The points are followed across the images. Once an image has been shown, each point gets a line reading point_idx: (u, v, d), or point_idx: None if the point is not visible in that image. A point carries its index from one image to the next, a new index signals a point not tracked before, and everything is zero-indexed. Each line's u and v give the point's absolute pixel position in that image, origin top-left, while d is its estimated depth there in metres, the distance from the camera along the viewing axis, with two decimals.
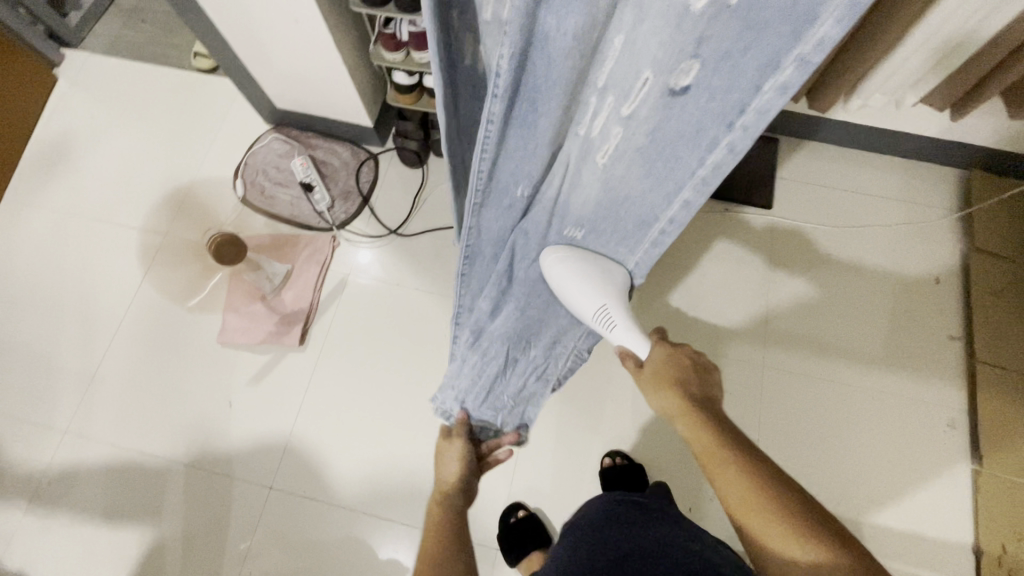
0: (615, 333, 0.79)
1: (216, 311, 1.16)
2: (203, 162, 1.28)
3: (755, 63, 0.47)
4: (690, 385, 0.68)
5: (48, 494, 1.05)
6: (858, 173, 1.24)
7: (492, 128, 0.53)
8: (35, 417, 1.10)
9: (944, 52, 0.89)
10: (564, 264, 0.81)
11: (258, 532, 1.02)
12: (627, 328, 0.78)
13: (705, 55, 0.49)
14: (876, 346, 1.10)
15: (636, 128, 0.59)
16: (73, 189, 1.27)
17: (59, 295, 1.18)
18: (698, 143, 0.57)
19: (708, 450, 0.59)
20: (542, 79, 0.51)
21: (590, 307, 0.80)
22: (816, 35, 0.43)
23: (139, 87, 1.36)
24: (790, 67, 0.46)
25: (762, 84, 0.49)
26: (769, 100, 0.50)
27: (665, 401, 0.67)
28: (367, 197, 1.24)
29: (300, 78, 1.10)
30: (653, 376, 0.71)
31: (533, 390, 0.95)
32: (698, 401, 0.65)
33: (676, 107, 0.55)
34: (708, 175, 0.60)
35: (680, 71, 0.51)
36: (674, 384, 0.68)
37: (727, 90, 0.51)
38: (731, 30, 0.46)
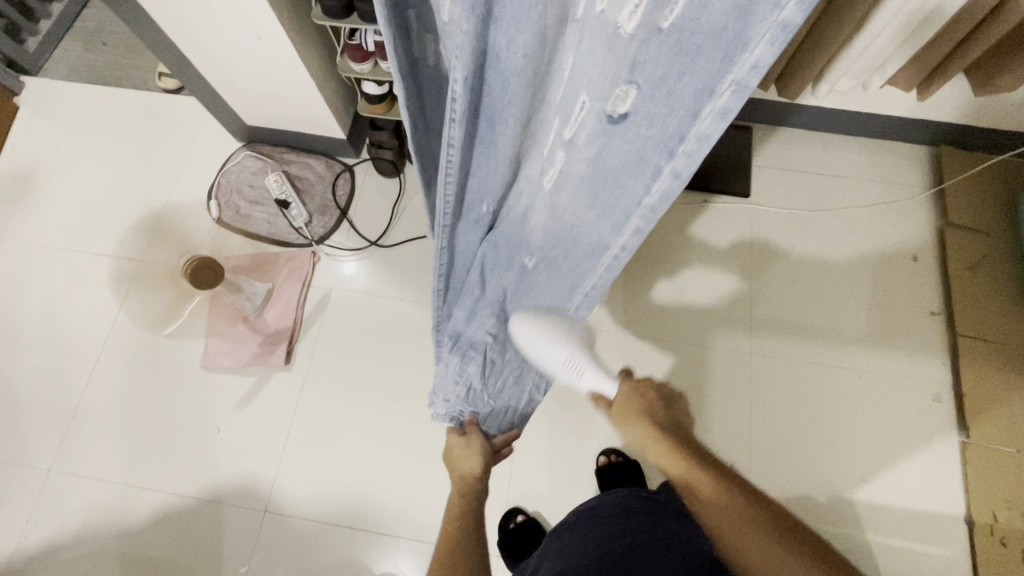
0: (585, 378, 0.66)
1: (199, 336, 1.14)
2: (175, 183, 1.26)
3: (692, 88, 0.44)
4: (658, 414, 0.60)
5: (36, 534, 1.02)
6: (832, 156, 1.25)
7: (454, 150, 0.54)
8: (16, 458, 1.07)
9: (907, 34, 0.90)
10: (529, 326, 0.72)
11: (255, 557, 1.00)
12: (597, 376, 0.66)
13: (640, 81, 0.47)
14: (859, 326, 1.12)
15: (579, 153, 0.58)
16: (42, 219, 1.24)
17: (34, 329, 1.15)
18: (642, 170, 0.53)
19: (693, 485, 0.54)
20: (495, 103, 0.52)
21: (555, 357, 0.68)
22: (748, 60, 0.39)
23: (104, 111, 1.33)
24: (726, 93, 0.42)
25: (700, 109, 0.44)
26: (708, 127, 0.45)
27: (633, 432, 0.59)
28: (345, 210, 1.22)
29: (269, 93, 1.08)
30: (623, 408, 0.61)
31: (510, 393, 0.89)
32: (671, 434, 0.57)
33: (618, 133, 0.52)
34: (656, 202, 0.55)
35: (619, 95, 0.49)
36: (644, 417, 0.59)
37: (666, 114, 0.47)
38: (664, 56, 0.43)
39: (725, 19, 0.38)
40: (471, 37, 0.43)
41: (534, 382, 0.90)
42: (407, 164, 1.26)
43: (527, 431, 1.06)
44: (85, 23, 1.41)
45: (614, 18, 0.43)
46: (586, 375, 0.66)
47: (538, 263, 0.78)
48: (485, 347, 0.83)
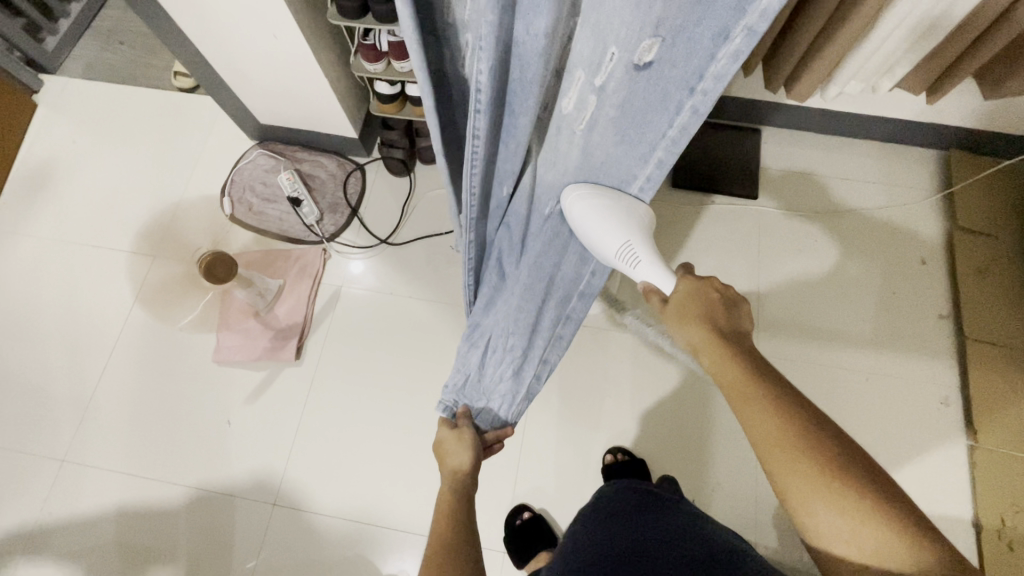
0: (640, 269, 0.69)
1: (211, 330, 1.16)
2: (189, 180, 1.28)
3: (710, 32, 0.47)
4: (716, 318, 0.61)
5: (49, 524, 1.04)
6: (840, 159, 1.25)
7: (478, 143, 0.55)
8: (31, 448, 1.09)
9: (916, 37, 0.90)
10: (587, 198, 0.68)
11: (263, 551, 1.01)
12: (653, 264, 0.68)
13: (664, 35, 0.48)
14: (867, 327, 1.12)
15: (607, 100, 0.56)
16: (59, 215, 1.26)
17: (49, 323, 1.17)
18: (665, 109, 0.55)
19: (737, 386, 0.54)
20: (518, 82, 0.53)
21: (613, 243, 0.68)
22: (759, 6, 0.43)
23: (120, 109, 1.35)
24: (739, 36, 0.46)
25: (716, 51, 0.48)
26: (724, 67, 0.49)
27: (688, 333, 0.61)
28: (356, 208, 1.24)
29: (283, 92, 1.10)
30: (678, 309, 0.63)
31: (506, 387, 0.89)
32: (725, 336, 0.58)
33: (642, 80, 0.53)
34: (677, 136, 0.58)
35: (643, 47, 0.50)
36: (701, 317, 0.61)
37: (688, 57, 0.50)
38: (686, 5, 0.46)
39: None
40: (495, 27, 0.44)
41: (534, 375, 0.90)
42: (417, 163, 1.27)
43: (534, 429, 1.07)
44: (103, 23, 1.44)
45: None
46: (640, 266, 0.69)
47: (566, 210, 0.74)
48: (494, 333, 0.85)
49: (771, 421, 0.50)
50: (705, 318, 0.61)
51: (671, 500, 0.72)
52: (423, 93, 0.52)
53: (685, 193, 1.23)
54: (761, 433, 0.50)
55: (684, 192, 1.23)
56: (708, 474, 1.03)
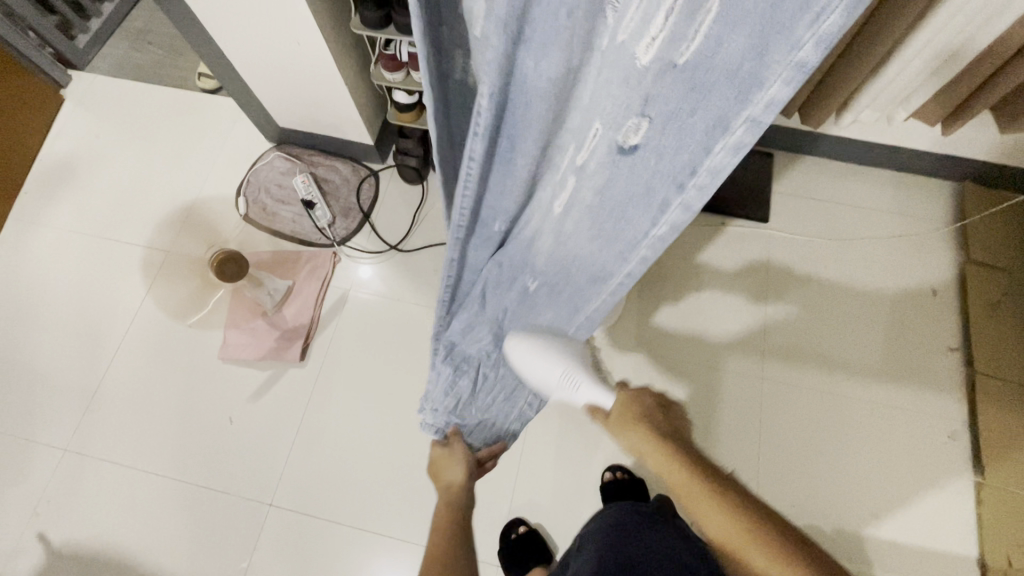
0: (579, 393, 0.73)
1: (219, 328, 1.17)
2: (205, 179, 1.30)
3: (705, 123, 0.42)
4: (655, 421, 0.63)
5: (47, 512, 1.05)
6: (853, 186, 1.25)
7: (473, 165, 0.53)
8: (36, 436, 1.10)
9: (933, 69, 0.91)
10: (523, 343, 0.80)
11: (257, 552, 1.01)
12: (590, 386, 0.73)
13: (651, 115, 0.46)
14: (874, 357, 1.11)
15: (588, 179, 0.57)
16: (79, 207, 1.29)
17: (62, 313, 1.19)
18: (650, 203, 0.53)
19: (690, 489, 0.55)
20: (517, 123, 0.51)
21: (551, 372, 0.76)
22: (764, 98, 0.38)
23: (144, 107, 1.38)
24: (739, 128, 0.41)
25: (713, 143, 0.43)
26: (721, 160, 0.44)
27: (631, 438, 0.63)
28: (368, 214, 1.25)
29: (304, 97, 1.12)
30: (618, 416, 0.66)
31: (502, 411, 0.92)
32: (666, 435, 0.61)
33: (629, 163, 0.52)
34: (666, 234, 0.56)
35: (631, 128, 0.48)
36: (641, 422, 0.63)
37: (677, 148, 0.46)
38: (677, 92, 0.43)
39: (739, 59, 0.37)
40: (500, 55, 0.41)
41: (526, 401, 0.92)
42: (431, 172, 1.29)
43: (534, 442, 1.06)
44: (133, 23, 1.48)
45: (630, 51, 0.42)
46: (581, 389, 0.74)
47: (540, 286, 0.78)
48: (481, 361, 0.89)
49: (729, 519, 0.51)
50: (645, 423, 0.63)
51: (663, 518, 0.75)
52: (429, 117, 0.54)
53: (696, 213, 1.23)
54: (726, 533, 0.51)
55: (694, 213, 1.23)
56: None
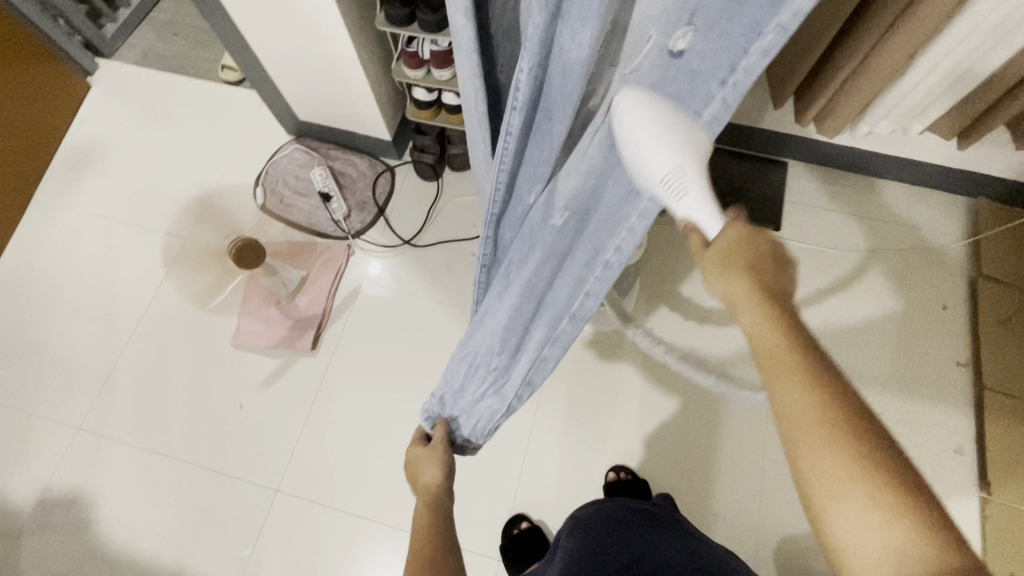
0: (686, 201, 0.49)
1: (233, 314, 1.19)
2: (225, 169, 1.32)
3: (740, 27, 0.41)
4: (764, 274, 0.46)
5: (58, 489, 1.07)
6: (867, 198, 1.25)
7: (510, 140, 0.52)
8: (51, 414, 1.12)
9: (948, 84, 0.92)
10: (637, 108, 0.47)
11: (261, 537, 1.03)
12: (698, 196, 0.49)
13: (697, 25, 0.43)
14: (881, 367, 1.11)
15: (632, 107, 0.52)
16: (101, 191, 1.31)
17: (81, 294, 1.21)
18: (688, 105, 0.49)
19: (785, 363, 0.42)
20: (558, 93, 0.49)
21: (652, 170, 0.49)
22: (791, 6, 0.38)
23: (169, 96, 1.41)
24: (769, 34, 0.41)
25: (747, 46, 0.42)
26: (751, 63, 0.43)
27: (726, 284, 0.46)
28: (383, 208, 1.27)
29: (326, 91, 1.14)
30: (716, 253, 0.48)
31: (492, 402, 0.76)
32: (776, 295, 0.45)
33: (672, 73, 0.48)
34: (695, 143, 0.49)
35: (677, 34, 0.44)
36: (747, 267, 0.46)
37: (716, 50, 0.43)
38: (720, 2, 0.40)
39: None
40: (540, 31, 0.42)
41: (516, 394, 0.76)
42: (446, 169, 1.30)
43: (539, 439, 1.07)
44: (161, 15, 1.51)
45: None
46: (686, 199, 0.50)
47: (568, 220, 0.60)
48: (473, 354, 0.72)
49: (816, 401, 0.40)
50: (753, 268, 0.46)
51: (665, 515, 0.76)
52: (473, 97, 0.54)
53: None
54: (801, 413, 0.40)
55: None
56: (711, 500, 1.02)
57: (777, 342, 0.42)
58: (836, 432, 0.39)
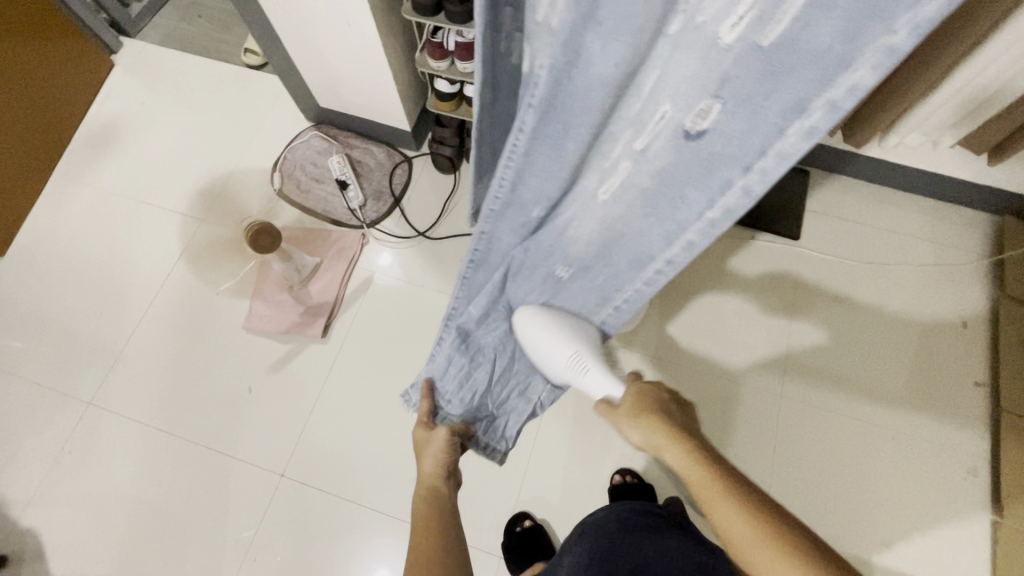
0: (587, 377, 0.75)
1: (246, 298, 1.19)
2: (243, 152, 1.32)
3: (779, 106, 0.41)
4: (671, 415, 0.62)
5: (66, 462, 1.07)
6: (890, 211, 1.23)
7: (521, 138, 0.51)
8: (62, 388, 1.13)
9: (982, 99, 0.89)
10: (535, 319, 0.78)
11: (263, 522, 1.03)
12: (598, 374, 0.75)
13: (725, 97, 0.43)
14: (896, 385, 1.09)
15: (646, 165, 0.54)
16: (120, 169, 1.32)
17: (96, 271, 1.22)
18: (708, 183, 0.51)
19: (707, 487, 0.53)
20: (577, 110, 0.48)
21: (560, 354, 0.77)
22: (847, 80, 0.37)
23: (190, 77, 1.41)
24: (817, 111, 0.40)
25: (785, 126, 0.42)
26: (793, 144, 0.43)
27: (646, 427, 0.61)
28: (399, 199, 1.26)
29: (348, 79, 1.14)
30: (630, 406, 0.65)
31: (511, 405, 0.90)
32: (683, 428, 0.60)
33: (692, 149, 0.49)
34: (718, 218, 0.54)
35: (700, 110, 0.45)
36: (653, 410, 0.62)
37: (747, 128, 0.44)
38: (755, 73, 0.40)
39: (830, 41, 0.35)
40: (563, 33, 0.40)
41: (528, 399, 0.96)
42: (464, 163, 1.29)
43: (546, 438, 1.06)
44: None
45: (712, 30, 0.40)
46: (588, 374, 0.75)
47: (573, 275, 0.75)
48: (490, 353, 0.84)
49: (744, 513, 0.49)
50: (663, 412, 0.62)
51: (673, 519, 0.75)
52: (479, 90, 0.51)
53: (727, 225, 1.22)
54: (734, 526, 0.49)
55: None
56: None
57: (703, 474, 0.53)
58: (778, 538, 0.47)
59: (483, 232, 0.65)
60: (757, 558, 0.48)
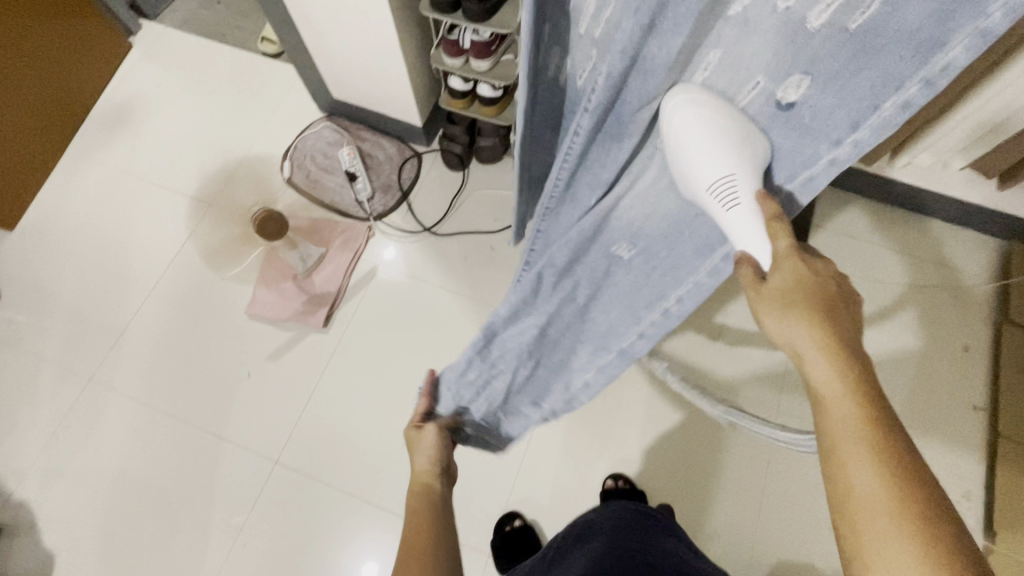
0: (736, 212, 0.44)
1: (249, 284, 1.19)
2: (255, 140, 1.33)
3: (871, 81, 0.37)
4: (830, 312, 0.42)
5: (64, 437, 1.08)
6: (898, 230, 1.22)
7: (576, 141, 0.44)
8: (63, 364, 1.14)
9: (994, 123, 0.89)
10: (693, 105, 0.42)
11: (254, 508, 1.03)
12: (750, 214, 0.44)
13: (816, 75, 0.38)
14: (895, 405, 1.09)
15: (732, 133, 0.45)
16: (132, 150, 1.33)
17: (102, 250, 1.23)
18: (792, 159, 0.44)
19: (845, 433, 0.39)
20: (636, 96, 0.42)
21: (702, 180, 0.44)
22: (941, 61, 0.33)
23: (207, 62, 1.42)
24: (912, 89, 0.36)
25: (879, 102, 0.38)
26: (886, 120, 0.38)
27: (790, 328, 0.43)
28: (407, 193, 1.27)
29: (362, 72, 1.14)
30: (780, 289, 0.43)
31: (519, 415, 0.80)
32: (846, 338, 0.41)
33: (778, 125, 0.43)
34: (797, 192, 0.46)
35: (790, 82, 0.40)
36: (813, 304, 0.42)
37: (833, 107, 0.39)
38: (842, 57, 0.36)
39: (920, 25, 0.32)
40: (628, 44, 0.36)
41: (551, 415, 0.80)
42: (474, 161, 1.30)
43: (541, 439, 1.06)
44: None
45: (800, 15, 0.35)
46: (735, 212, 0.44)
47: (637, 257, 0.57)
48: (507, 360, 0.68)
49: (887, 488, 0.36)
50: (822, 313, 0.42)
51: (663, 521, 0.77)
52: None
53: None
54: (867, 496, 0.37)
55: None
56: (706, 519, 1.01)
57: (850, 404, 0.39)
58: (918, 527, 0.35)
59: (537, 231, 0.56)
60: (870, 505, 0.37)
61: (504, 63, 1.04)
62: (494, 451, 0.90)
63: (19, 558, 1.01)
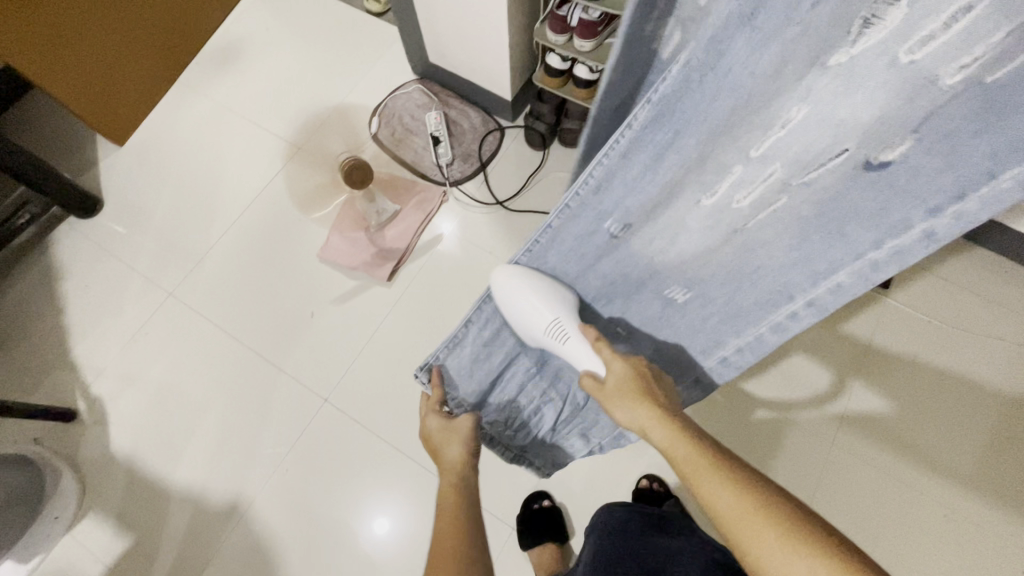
0: (568, 344, 0.65)
1: (325, 229, 1.24)
2: (348, 93, 1.37)
3: (990, 147, 0.37)
4: (656, 392, 0.59)
5: (140, 343, 1.17)
6: (1001, 282, 1.12)
7: (620, 140, 0.45)
8: (148, 275, 1.22)
9: None
10: (512, 279, 0.64)
11: (301, 438, 1.08)
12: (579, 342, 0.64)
13: (922, 134, 0.38)
14: (966, 462, 1.02)
15: (805, 197, 0.47)
16: (235, 87, 1.40)
17: (197, 176, 1.31)
18: (879, 224, 0.47)
19: (689, 459, 0.50)
20: (688, 115, 0.41)
21: (539, 322, 0.64)
22: None
23: (315, 12, 1.47)
24: None
25: (999, 172, 0.38)
26: (1003, 191, 0.39)
27: (632, 412, 0.58)
28: (485, 164, 1.28)
29: (462, 40, 1.15)
30: (615, 388, 0.60)
31: (568, 441, 0.86)
32: (669, 407, 0.57)
33: (868, 182, 0.44)
34: (883, 260, 0.49)
35: (887, 146, 0.40)
36: (642, 391, 0.59)
37: (938, 168, 0.40)
38: (966, 111, 0.36)
39: None
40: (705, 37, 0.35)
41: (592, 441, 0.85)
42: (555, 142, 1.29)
43: None
44: None
45: (929, 72, 0.34)
46: (568, 343, 0.65)
47: (689, 299, 0.65)
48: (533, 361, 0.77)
49: (735, 487, 0.47)
50: (649, 394, 0.59)
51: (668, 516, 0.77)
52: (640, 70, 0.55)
53: None
54: (727, 505, 0.46)
55: None
56: None
57: (686, 443, 0.52)
58: (760, 507, 0.45)
59: (549, 225, 0.57)
60: (730, 511, 0.46)
61: (607, 46, 1.02)
62: (537, 473, 0.94)
63: (86, 443, 1.10)
